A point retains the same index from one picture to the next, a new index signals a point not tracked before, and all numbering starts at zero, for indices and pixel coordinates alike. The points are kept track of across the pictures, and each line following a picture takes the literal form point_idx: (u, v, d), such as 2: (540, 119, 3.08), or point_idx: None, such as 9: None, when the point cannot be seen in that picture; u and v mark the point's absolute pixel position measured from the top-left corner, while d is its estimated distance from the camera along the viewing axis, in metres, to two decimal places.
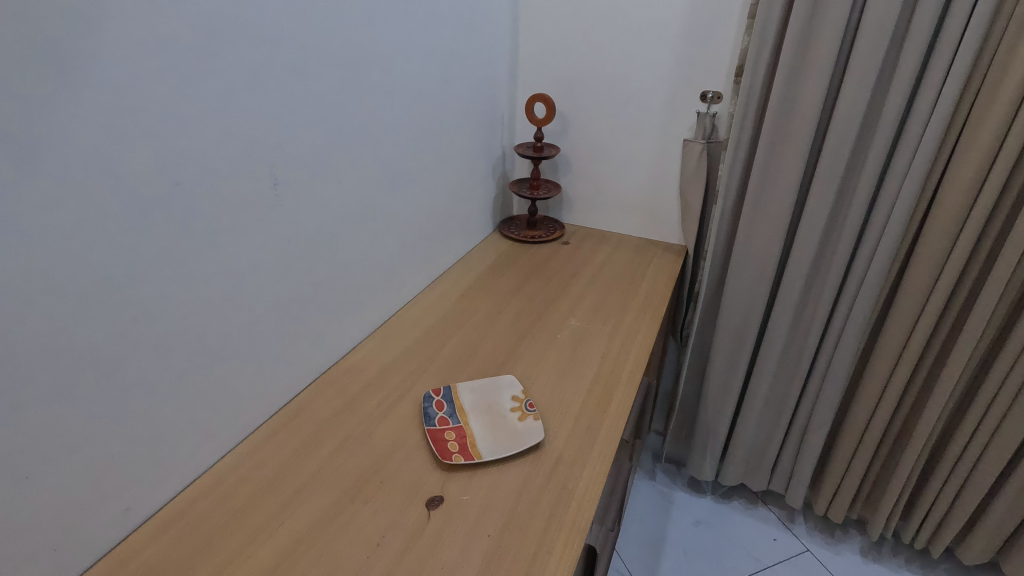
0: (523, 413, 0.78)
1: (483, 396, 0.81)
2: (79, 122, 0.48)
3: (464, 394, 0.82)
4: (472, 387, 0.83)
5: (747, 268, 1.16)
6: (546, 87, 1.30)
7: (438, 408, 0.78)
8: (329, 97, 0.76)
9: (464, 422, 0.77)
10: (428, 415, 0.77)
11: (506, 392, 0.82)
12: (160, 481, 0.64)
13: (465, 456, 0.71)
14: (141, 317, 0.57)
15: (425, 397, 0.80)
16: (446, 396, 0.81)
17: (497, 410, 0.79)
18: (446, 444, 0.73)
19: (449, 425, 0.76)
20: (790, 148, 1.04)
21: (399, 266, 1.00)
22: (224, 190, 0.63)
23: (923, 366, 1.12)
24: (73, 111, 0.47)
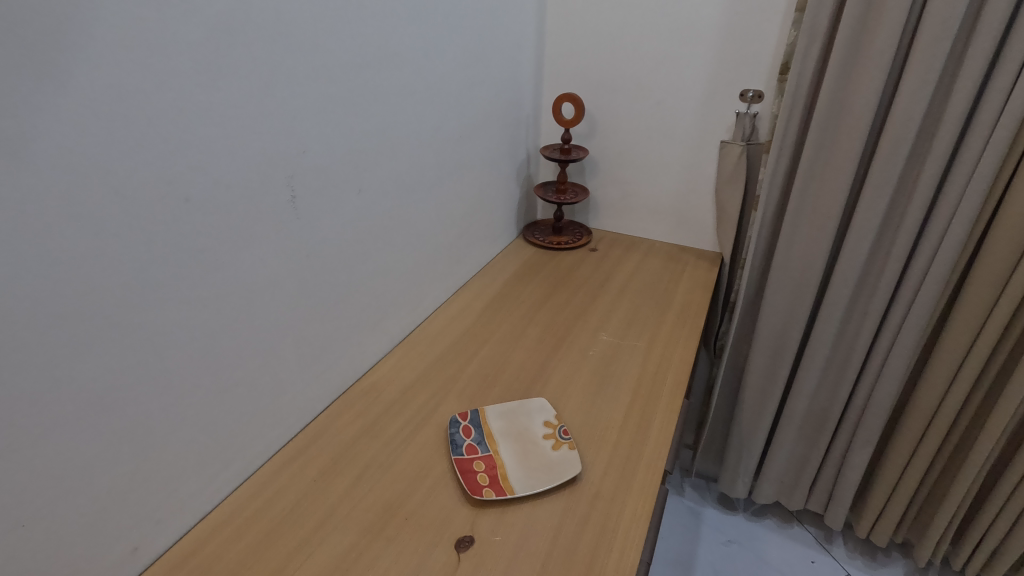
0: (558, 441, 0.73)
1: (513, 420, 0.76)
2: (68, 128, 0.43)
3: (493, 418, 0.76)
4: (501, 409, 0.78)
5: (788, 278, 1.10)
6: (572, 86, 1.24)
7: (466, 435, 0.73)
8: (349, 101, 0.71)
9: (493, 450, 0.72)
10: (455, 442, 0.72)
11: (538, 416, 0.77)
12: (171, 517, 0.59)
13: (495, 490, 0.66)
14: (145, 343, 0.52)
15: (451, 422, 0.75)
16: (474, 419, 0.76)
17: (528, 437, 0.74)
18: (475, 476, 0.68)
19: (478, 455, 0.71)
20: (839, 151, 0.97)
21: (421, 277, 0.95)
22: (238, 205, 0.58)
23: (981, 385, 1.04)
24: (62, 115, 0.42)
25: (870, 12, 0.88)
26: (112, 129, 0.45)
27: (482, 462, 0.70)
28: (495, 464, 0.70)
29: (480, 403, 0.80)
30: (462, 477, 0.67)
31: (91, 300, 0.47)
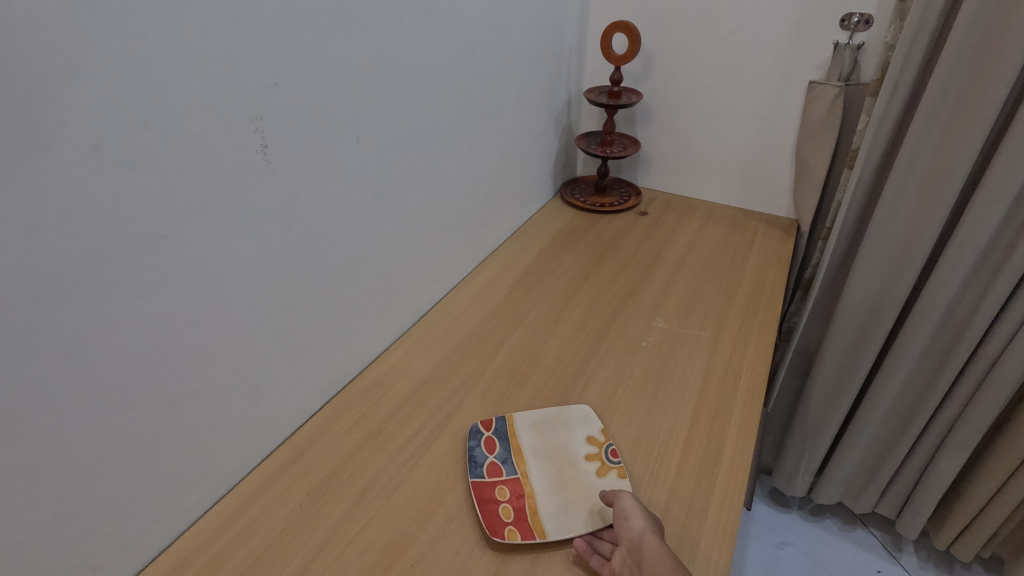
0: (604, 466, 0.58)
1: (548, 433, 0.62)
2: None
3: (523, 429, 0.62)
4: (534, 416, 0.63)
5: (887, 253, 0.90)
6: (625, 15, 1.03)
7: (488, 451, 0.59)
8: (341, 19, 0.53)
9: (521, 471, 0.58)
10: (475, 461, 0.58)
11: (580, 430, 0.62)
12: (115, 558, 0.47)
13: (521, 528, 0.52)
14: (49, 348, 0.38)
15: (471, 432, 0.61)
16: (499, 429, 0.61)
17: (566, 457, 0.59)
18: (498, 509, 0.54)
19: (502, 478, 0.57)
20: (977, 92, 0.75)
21: (439, 247, 0.79)
22: (183, 159, 0.43)
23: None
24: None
25: None
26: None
27: (506, 487, 0.56)
28: (524, 492, 0.56)
29: (507, 406, 0.65)
30: (480, 509, 0.53)
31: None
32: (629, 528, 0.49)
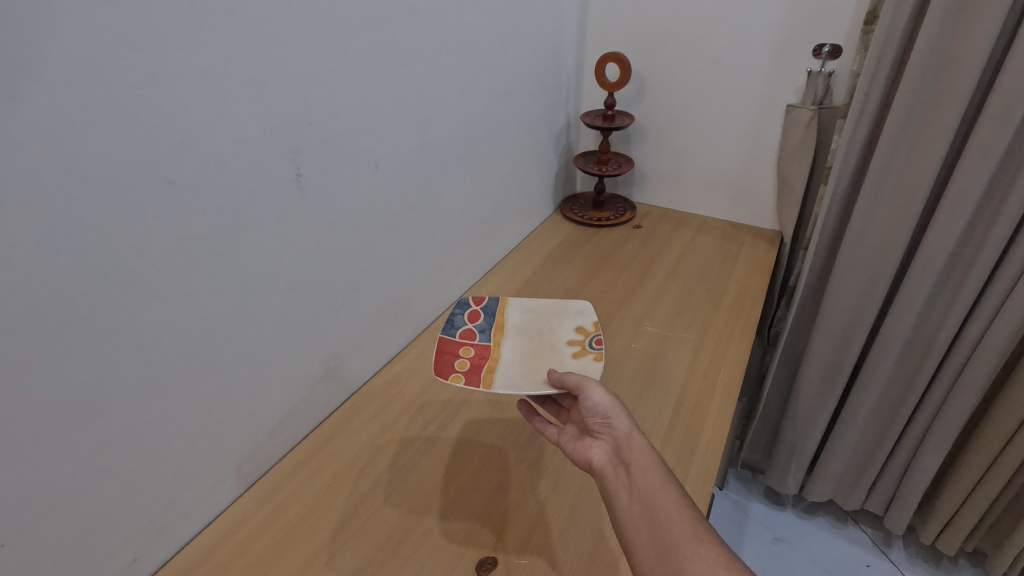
0: (581, 351, 0.64)
1: (538, 319, 0.70)
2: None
3: (514, 311, 0.71)
4: (523, 309, 0.71)
5: (861, 263, 0.97)
6: (618, 44, 1.11)
7: (470, 320, 0.69)
8: (363, 65, 0.62)
9: (500, 345, 0.66)
10: (453, 323, 0.68)
11: (568, 322, 0.69)
12: (173, 524, 0.55)
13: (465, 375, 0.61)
14: (124, 346, 0.46)
15: (461, 303, 0.71)
16: (489, 316, 0.70)
17: (545, 342, 0.67)
18: (455, 359, 0.64)
19: (472, 341, 0.66)
20: (936, 114, 0.83)
21: (448, 260, 0.88)
22: (235, 187, 0.51)
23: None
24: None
25: None
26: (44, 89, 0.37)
27: (471, 351, 0.65)
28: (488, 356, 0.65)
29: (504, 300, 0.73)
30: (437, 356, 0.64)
31: (43, 301, 0.40)
32: (613, 427, 0.54)
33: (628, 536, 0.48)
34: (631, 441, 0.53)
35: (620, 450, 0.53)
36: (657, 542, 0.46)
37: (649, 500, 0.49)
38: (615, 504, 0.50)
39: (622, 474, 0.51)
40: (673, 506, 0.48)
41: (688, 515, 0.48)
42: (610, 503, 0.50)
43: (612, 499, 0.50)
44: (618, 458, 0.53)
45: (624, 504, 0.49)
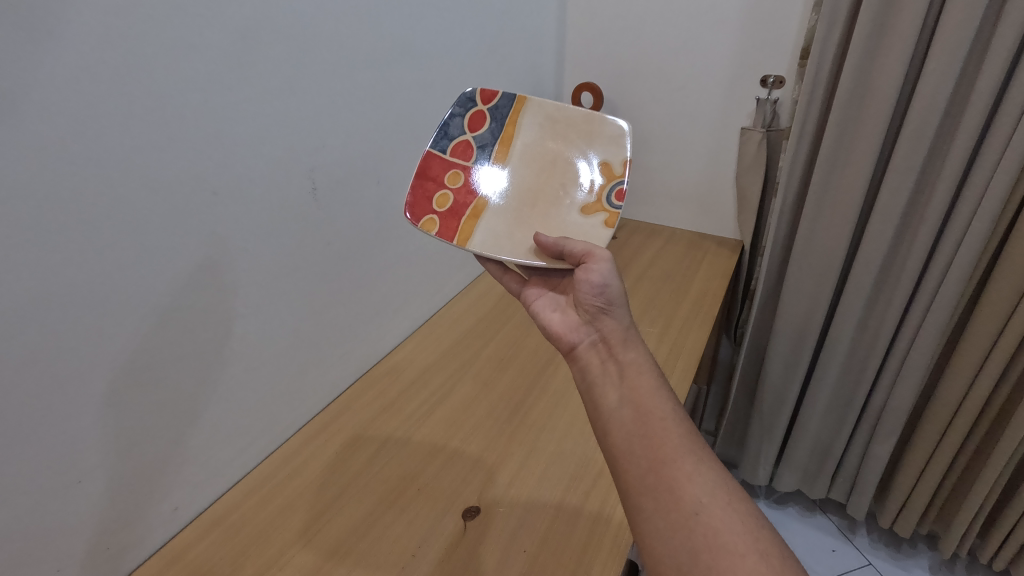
0: (584, 207, 0.72)
1: (542, 160, 0.75)
2: (81, 121, 0.45)
3: (524, 132, 0.75)
4: (535, 129, 0.75)
5: (810, 266, 1.08)
6: (593, 76, 1.25)
7: (468, 129, 0.73)
8: (368, 98, 0.74)
9: (502, 169, 0.75)
10: (447, 135, 0.72)
11: (574, 175, 0.74)
12: (206, 482, 0.65)
13: (441, 220, 0.69)
14: (178, 327, 0.56)
15: (463, 100, 0.72)
16: (500, 121, 0.74)
17: (547, 179, 0.74)
18: (440, 194, 0.71)
19: (465, 170, 0.73)
20: (862, 135, 0.95)
21: (441, 265, 0.99)
22: (266, 198, 0.63)
23: (1009, 376, 1.02)
24: (68, 111, 0.44)
25: None
26: (125, 123, 0.48)
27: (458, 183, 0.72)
28: (479, 189, 0.73)
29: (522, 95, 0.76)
30: (419, 182, 0.69)
31: (115, 291, 0.50)
32: (607, 317, 0.59)
33: (615, 439, 0.50)
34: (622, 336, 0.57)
35: (610, 340, 0.57)
36: (649, 450, 0.48)
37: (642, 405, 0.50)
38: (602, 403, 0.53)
39: (609, 364, 0.56)
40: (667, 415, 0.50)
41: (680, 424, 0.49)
42: (597, 400, 0.53)
43: (599, 396, 0.53)
44: (607, 346, 0.57)
45: (613, 402, 0.52)
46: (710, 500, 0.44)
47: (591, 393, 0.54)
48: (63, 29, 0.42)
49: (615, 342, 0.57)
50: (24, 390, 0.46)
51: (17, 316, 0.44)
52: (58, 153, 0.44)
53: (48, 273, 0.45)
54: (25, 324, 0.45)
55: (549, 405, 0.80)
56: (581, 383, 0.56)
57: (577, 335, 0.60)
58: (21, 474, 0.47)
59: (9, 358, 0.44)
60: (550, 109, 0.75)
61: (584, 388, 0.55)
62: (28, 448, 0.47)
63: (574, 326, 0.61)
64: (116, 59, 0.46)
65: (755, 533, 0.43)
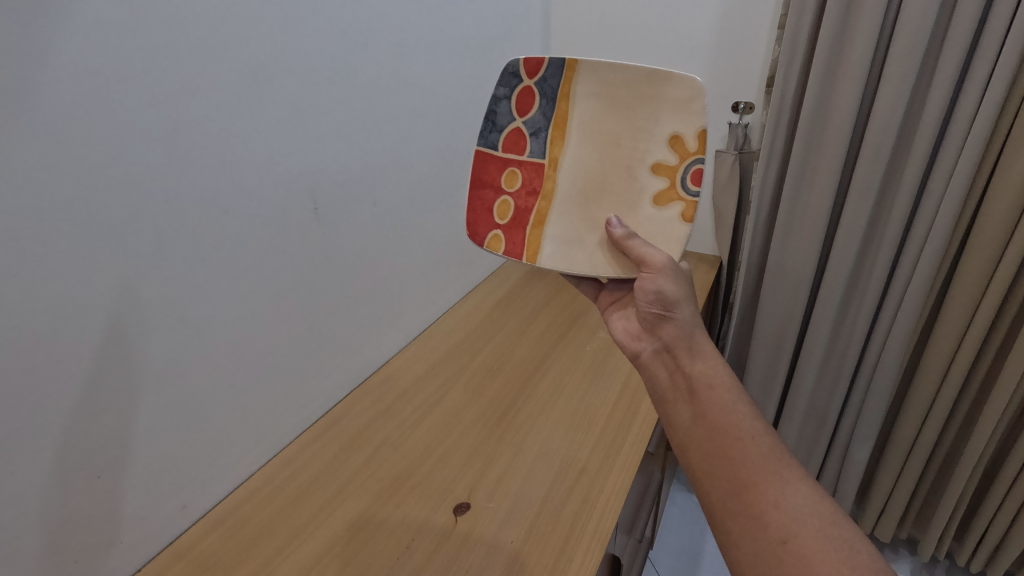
0: (657, 195, 0.66)
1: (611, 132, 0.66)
2: (114, 147, 0.50)
3: (584, 100, 0.65)
4: (593, 97, 0.64)
5: (783, 279, 1.15)
6: None
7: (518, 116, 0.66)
8: (366, 124, 0.81)
9: (561, 154, 0.68)
10: (495, 128, 0.67)
11: (652, 147, 0.65)
12: (213, 482, 0.69)
13: (505, 236, 0.69)
14: (188, 334, 0.61)
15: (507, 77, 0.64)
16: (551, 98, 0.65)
17: (610, 163, 0.66)
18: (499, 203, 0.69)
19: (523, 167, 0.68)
20: (824, 158, 1.02)
21: (434, 280, 1.05)
22: (272, 216, 0.68)
23: (973, 382, 1.08)
24: (100, 140, 0.49)
25: (846, 26, 0.94)
26: (148, 148, 0.53)
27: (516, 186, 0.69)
28: (541, 188, 0.69)
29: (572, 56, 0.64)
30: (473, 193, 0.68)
31: (135, 302, 0.55)
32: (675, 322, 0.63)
33: (693, 455, 0.56)
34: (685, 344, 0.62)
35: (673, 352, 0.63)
36: (732, 475, 0.52)
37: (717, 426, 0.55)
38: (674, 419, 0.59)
39: (677, 374, 0.61)
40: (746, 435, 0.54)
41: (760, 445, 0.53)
42: (670, 414, 0.60)
43: (672, 412, 0.59)
44: (671, 355, 0.63)
45: (686, 420, 0.58)
46: (799, 528, 0.47)
47: (664, 408, 0.61)
48: (97, 67, 0.48)
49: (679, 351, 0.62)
50: (52, 393, 0.50)
51: (49, 324, 0.48)
52: (89, 177, 0.49)
53: (77, 285, 0.50)
54: (59, 331, 0.49)
55: (535, 410, 0.85)
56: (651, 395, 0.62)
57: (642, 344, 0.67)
58: (51, 469, 0.51)
59: (41, 364, 0.48)
60: (606, 71, 0.63)
61: (657, 401, 0.62)
62: (52, 447, 0.51)
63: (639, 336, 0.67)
64: (147, 92, 0.52)
65: (847, 562, 0.45)
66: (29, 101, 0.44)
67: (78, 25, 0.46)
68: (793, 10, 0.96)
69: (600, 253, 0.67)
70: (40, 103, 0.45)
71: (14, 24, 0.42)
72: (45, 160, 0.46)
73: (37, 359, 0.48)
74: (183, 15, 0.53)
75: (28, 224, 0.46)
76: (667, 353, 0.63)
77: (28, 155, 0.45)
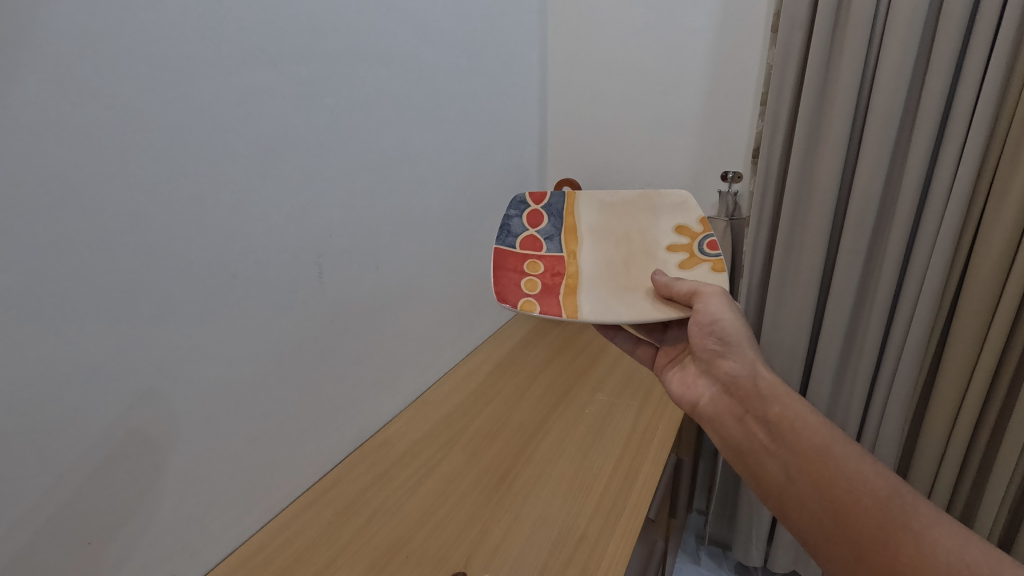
0: (681, 264, 0.74)
1: (620, 220, 0.79)
2: (134, 218, 0.53)
3: (588, 211, 0.79)
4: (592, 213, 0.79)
5: (779, 343, 1.15)
6: (574, 173, 1.40)
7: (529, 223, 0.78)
8: (372, 194, 0.85)
9: (577, 249, 0.77)
10: (510, 230, 0.78)
11: (663, 223, 0.77)
12: (203, 549, 0.68)
13: (539, 300, 0.70)
14: (190, 396, 0.62)
15: (517, 203, 0.80)
16: (558, 216, 0.79)
17: (628, 249, 0.76)
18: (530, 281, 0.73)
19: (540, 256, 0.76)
20: (811, 224, 1.06)
21: (433, 342, 1.07)
22: (280, 280, 0.71)
23: (975, 449, 1.05)
24: (124, 211, 0.52)
25: (824, 103, 1.00)
26: (165, 216, 0.56)
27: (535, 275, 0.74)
28: (564, 271, 0.75)
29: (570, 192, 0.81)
30: (506, 278, 0.72)
31: (143, 367, 0.57)
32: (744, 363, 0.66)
33: (799, 517, 0.55)
34: (752, 387, 0.65)
35: (743, 398, 0.65)
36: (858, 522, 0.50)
37: (811, 465, 0.56)
38: (769, 477, 0.60)
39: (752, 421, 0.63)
40: (844, 475, 0.53)
41: (860, 478, 0.52)
42: (759, 470, 0.61)
43: (759, 465, 0.61)
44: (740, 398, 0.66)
45: (779, 473, 0.59)
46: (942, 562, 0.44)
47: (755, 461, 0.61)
48: (126, 144, 0.52)
49: (752, 395, 0.64)
50: (52, 455, 0.50)
51: (58, 386, 0.50)
52: (113, 244, 0.52)
53: (89, 346, 0.52)
54: (64, 394, 0.51)
55: (534, 474, 0.84)
56: (735, 452, 0.65)
57: (704, 391, 0.71)
58: (41, 534, 0.51)
59: (47, 423, 0.50)
60: (601, 195, 0.80)
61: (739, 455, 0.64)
62: (48, 509, 0.51)
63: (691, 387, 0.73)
64: (168, 168, 0.55)
65: None
66: (63, 173, 0.47)
67: (112, 107, 0.50)
68: (773, 90, 1.04)
69: (649, 308, 0.67)
70: (73, 175, 0.48)
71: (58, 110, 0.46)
72: (71, 231, 0.49)
73: (43, 417, 0.49)
74: (209, 99, 0.58)
75: (49, 286, 0.48)
76: (734, 393, 0.67)
77: (61, 224, 0.48)
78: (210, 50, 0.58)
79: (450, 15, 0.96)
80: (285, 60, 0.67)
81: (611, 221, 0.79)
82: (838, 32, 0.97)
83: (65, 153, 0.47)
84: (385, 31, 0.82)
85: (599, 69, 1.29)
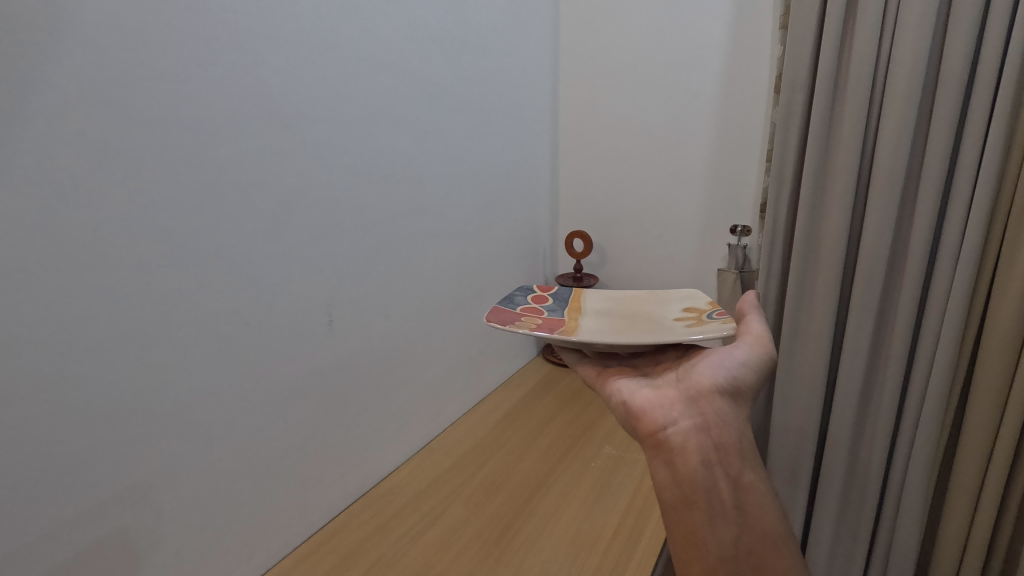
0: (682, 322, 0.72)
1: (622, 304, 0.82)
2: (152, 269, 0.57)
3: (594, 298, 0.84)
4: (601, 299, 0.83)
5: (793, 397, 1.13)
6: (584, 224, 1.43)
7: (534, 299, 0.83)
8: (384, 246, 0.89)
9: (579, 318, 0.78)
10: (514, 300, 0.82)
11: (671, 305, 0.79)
12: None
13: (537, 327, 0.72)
14: (196, 440, 0.64)
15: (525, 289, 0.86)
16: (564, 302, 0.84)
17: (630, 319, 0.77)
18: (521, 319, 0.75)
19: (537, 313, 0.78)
20: (821, 277, 1.05)
21: (441, 391, 1.08)
22: (291, 329, 0.74)
23: (1003, 524, 0.98)
24: (145, 263, 0.56)
25: (828, 159, 1.02)
26: (178, 268, 0.59)
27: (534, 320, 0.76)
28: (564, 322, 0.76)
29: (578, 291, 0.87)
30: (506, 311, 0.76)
31: (152, 410, 0.59)
32: (731, 413, 0.57)
33: None
34: (736, 440, 0.55)
35: (721, 448, 0.54)
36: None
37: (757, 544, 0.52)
38: (711, 543, 0.52)
39: (717, 470, 0.54)
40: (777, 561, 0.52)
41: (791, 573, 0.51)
42: (697, 525, 0.52)
43: (705, 527, 0.52)
44: (715, 444, 0.55)
45: (723, 538, 0.52)
46: None
47: (693, 509, 0.52)
48: (150, 201, 0.56)
49: (734, 452, 0.55)
50: (57, 494, 0.52)
51: (70, 427, 0.53)
52: (129, 294, 0.56)
53: (102, 390, 0.55)
54: (75, 436, 0.53)
55: (537, 528, 0.83)
56: (676, 489, 0.53)
57: (680, 416, 0.56)
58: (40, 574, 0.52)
59: (56, 463, 0.52)
60: (610, 293, 0.85)
61: (682, 497, 0.53)
62: (49, 548, 0.52)
63: (663, 406, 0.57)
64: (187, 223, 0.60)
65: None
66: (78, 228, 0.51)
67: (139, 168, 0.55)
68: (777, 146, 1.06)
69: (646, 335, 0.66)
70: (89, 230, 0.52)
71: (89, 170, 0.51)
72: (91, 280, 0.52)
73: (54, 456, 0.52)
74: (227, 159, 0.63)
75: (61, 331, 0.51)
76: (711, 436, 0.55)
77: (82, 274, 0.52)
78: (232, 115, 0.63)
79: (464, 82, 1.03)
80: (305, 125, 0.72)
81: (613, 309, 0.81)
82: (839, 92, 0.99)
83: (81, 207, 0.51)
84: (402, 97, 0.88)
85: (608, 127, 1.34)
